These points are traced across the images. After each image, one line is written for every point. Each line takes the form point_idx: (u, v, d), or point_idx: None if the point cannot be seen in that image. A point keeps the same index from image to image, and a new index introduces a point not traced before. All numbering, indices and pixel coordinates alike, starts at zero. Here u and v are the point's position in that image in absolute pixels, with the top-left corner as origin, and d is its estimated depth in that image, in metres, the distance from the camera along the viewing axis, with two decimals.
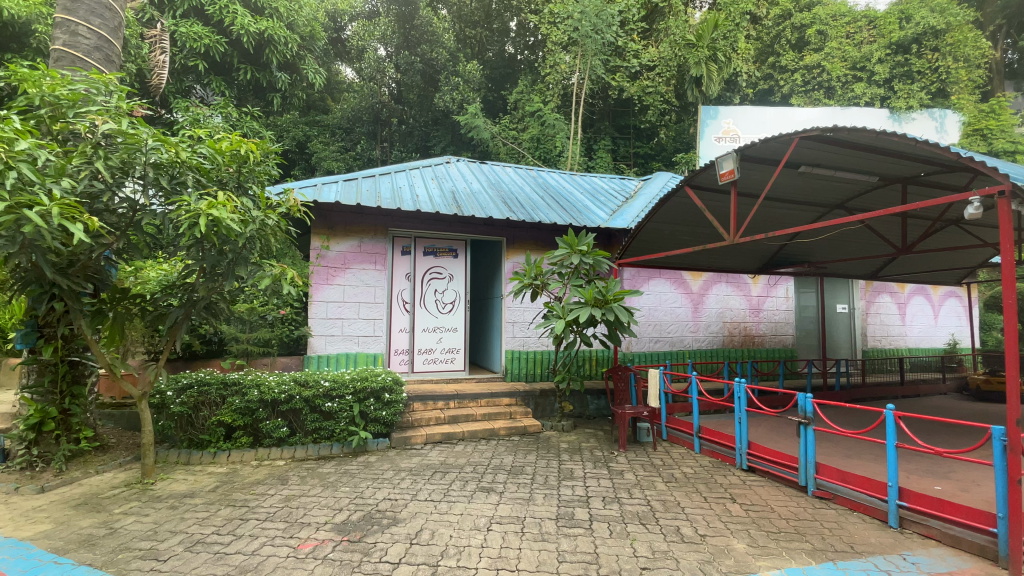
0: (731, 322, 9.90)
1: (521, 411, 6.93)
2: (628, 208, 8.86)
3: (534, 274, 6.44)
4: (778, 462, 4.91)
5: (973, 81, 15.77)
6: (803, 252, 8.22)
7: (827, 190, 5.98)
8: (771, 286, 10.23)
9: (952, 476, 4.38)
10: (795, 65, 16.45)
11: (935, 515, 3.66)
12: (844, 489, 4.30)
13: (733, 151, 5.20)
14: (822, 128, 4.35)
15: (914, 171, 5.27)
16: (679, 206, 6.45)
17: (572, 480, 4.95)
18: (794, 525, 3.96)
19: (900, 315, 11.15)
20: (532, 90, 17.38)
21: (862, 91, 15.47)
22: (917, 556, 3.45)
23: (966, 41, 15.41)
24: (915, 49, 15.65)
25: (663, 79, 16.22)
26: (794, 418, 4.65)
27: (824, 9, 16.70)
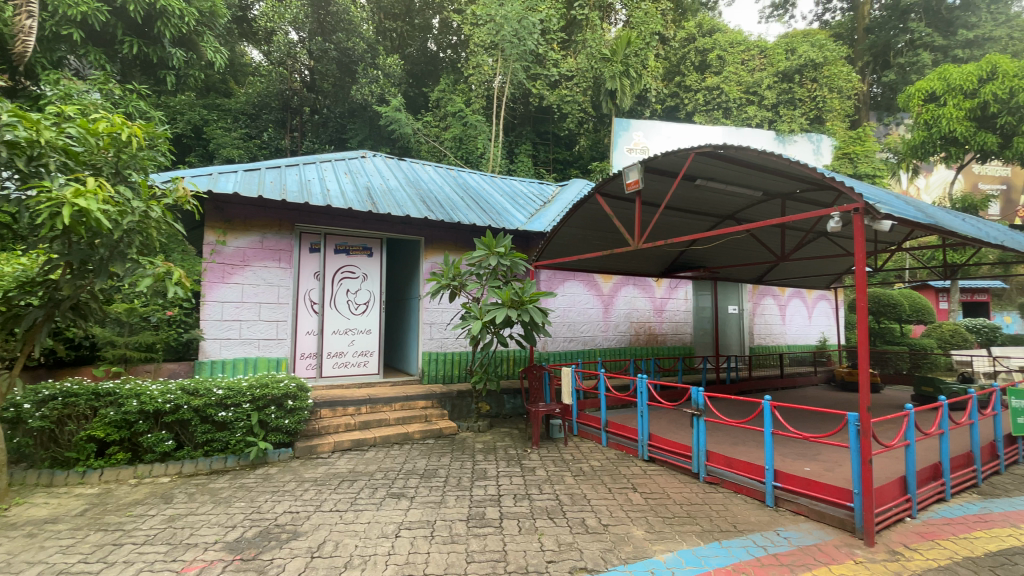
0: (638, 322, 10.52)
1: (437, 413, 6.85)
2: (545, 212, 9.09)
3: (452, 274, 6.39)
4: (675, 452, 5.29)
5: (844, 110, 17.93)
6: (700, 259, 8.95)
7: (720, 202, 6.55)
8: (674, 289, 11.02)
9: (819, 458, 4.99)
10: (698, 85, 17.82)
11: (804, 493, 4.12)
12: (729, 474, 4.73)
13: (638, 163, 5.53)
14: (715, 145, 4.74)
15: (791, 187, 5.92)
16: (590, 212, 6.75)
17: (485, 480, 4.97)
18: (686, 509, 4.29)
19: (781, 315, 12.50)
20: (454, 90, 17.32)
21: (754, 113, 17.22)
22: (789, 532, 3.87)
23: (839, 75, 17.56)
24: (798, 79, 17.66)
25: (581, 89, 16.92)
26: (688, 410, 5.05)
27: (724, 36, 18.28)
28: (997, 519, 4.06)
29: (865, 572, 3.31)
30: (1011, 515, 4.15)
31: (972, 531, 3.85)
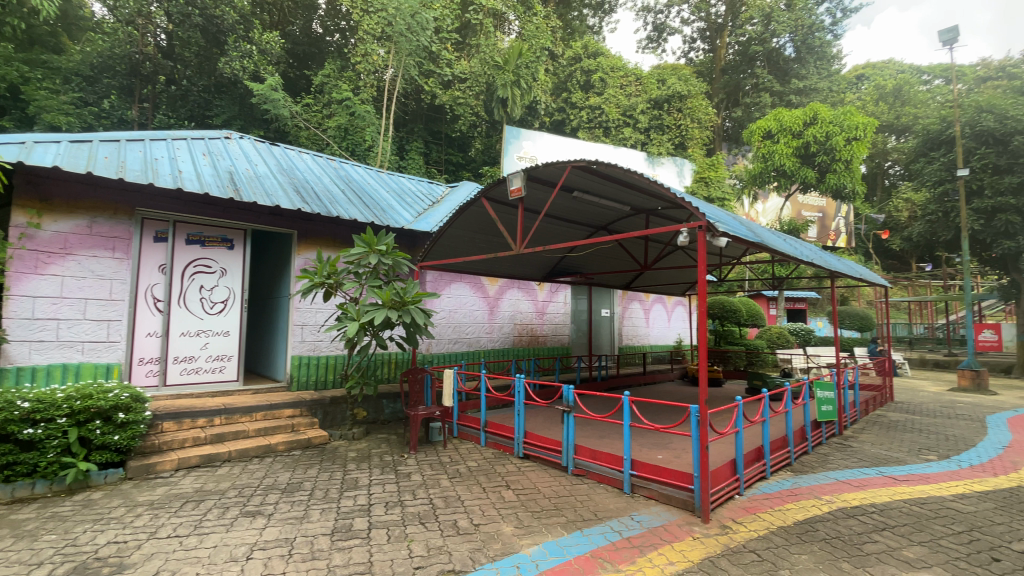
0: (521, 324, 10.87)
1: (305, 422, 6.41)
2: (432, 212, 8.98)
3: (328, 272, 6.04)
4: (547, 447, 5.54)
5: (703, 139, 20.40)
6: (578, 265, 9.55)
7: (594, 213, 7.06)
8: (554, 292, 11.59)
9: (670, 447, 5.57)
10: (582, 103, 19.03)
11: (655, 479, 4.58)
12: (594, 466, 5.09)
13: (521, 171, 5.72)
14: (589, 160, 5.09)
15: (654, 204, 6.59)
16: (475, 215, 6.84)
17: (355, 490, 4.75)
18: (554, 502, 4.51)
19: (647, 319, 13.82)
20: (340, 76, 16.41)
21: (629, 135, 18.89)
22: (641, 516, 4.26)
23: (699, 107, 19.91)
24: (667, 107, 19.67)
25: (473, 92, 17.03)
26: (560, 407, 5.32)
27: (606, 60, 19.71)
28: (803, 491, 4.88)
29: (701, 546, 3.76)
30: (813, 487, 5.01)
31: (785, 503, 4.57)
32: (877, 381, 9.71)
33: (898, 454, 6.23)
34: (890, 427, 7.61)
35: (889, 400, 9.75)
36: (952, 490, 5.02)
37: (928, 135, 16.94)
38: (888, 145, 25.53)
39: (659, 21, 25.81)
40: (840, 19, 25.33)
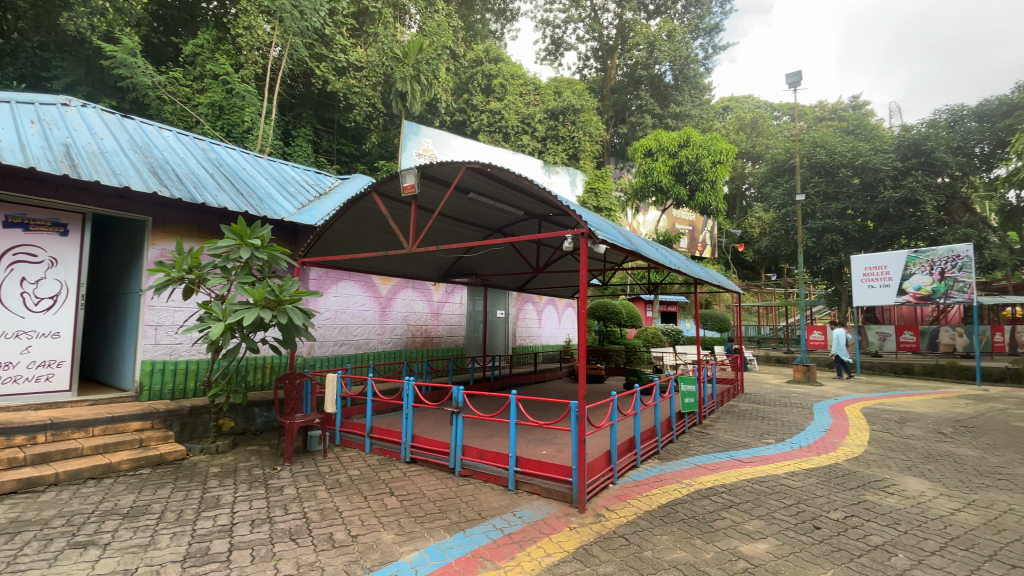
0: (414, 325, 10.64)
1: (158, 436, 5.63)
2: (318, 205, 8.42)
3: (189, 266, 5.38)
4: (434, 450, 5.47)
5: (593, 151, 21.71)
6: (472, 266, 9.61)
7: (489, 216, 7.16)
8: (449, 293, 11.54)
9: (554, 442, 5.82)
10: (483, 106, 19.17)
11: (537, 475, 4.75)
12: (481, 465, 5.13)
13: (414, 168, 5.58)
14: (483, 163, 5.14)
15: (545, 211, 6.85)
16: (365, 210, 6.58)
17: (217, 509, 4.28)
18: (438, 505, 4.47)
19: (539, 319, 14.35)
20: (216, 49, 14.78)
21: (527, 142, 19.47)
22: (523, 511, 4.39)
23: (591, 122, 21.14)
24: (562, 119, 20.54)
25: (369, 83, 16.26)
26: (449, 408, 5.28)
27: (507, 66, 20.14)
28: (667, 477, 5.39)
29: (576, 536, 3.96)
30: (675, 472, 5.55)
31: (651, 489, 5.01)
32: (732, 375, 11.09)
33: (745, 439, 7.16)
34: (740, 416, 8.71)
35: (740, 392, 11.16)
36: (784, 468, 5.88)
37: (775, 164, 19.83)
38: (745, 170, 29.36)
39: (557, 36, 26.94)
40: (711, 55, 28.56)
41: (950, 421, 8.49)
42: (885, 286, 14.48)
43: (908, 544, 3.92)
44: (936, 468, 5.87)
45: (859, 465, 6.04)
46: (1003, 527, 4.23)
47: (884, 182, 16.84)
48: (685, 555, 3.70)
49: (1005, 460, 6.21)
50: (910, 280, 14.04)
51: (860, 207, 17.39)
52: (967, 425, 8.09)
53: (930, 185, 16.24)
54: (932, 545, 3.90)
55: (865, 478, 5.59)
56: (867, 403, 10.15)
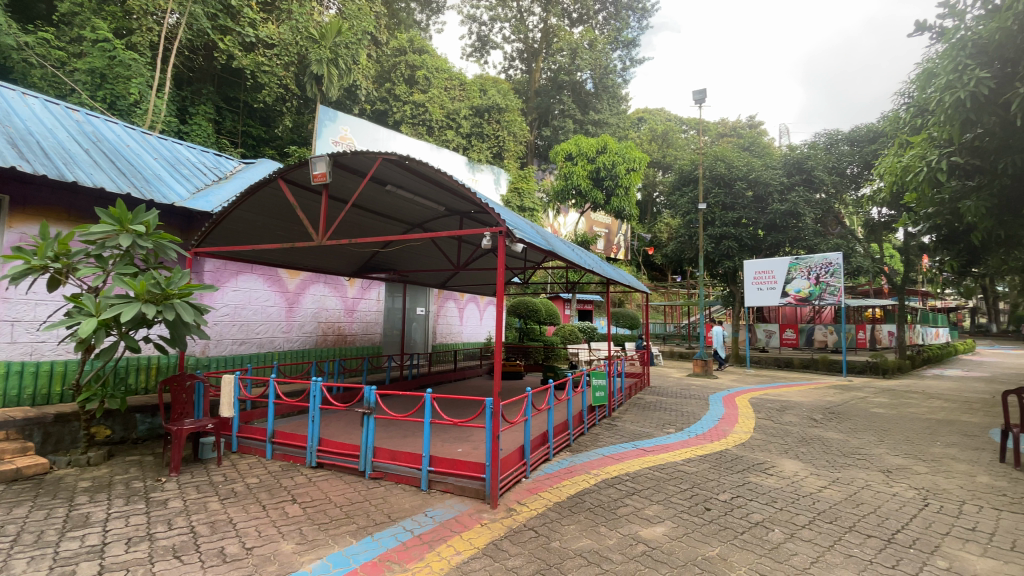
0: (325, 322, 10.17)
1: (12, 449, 4.85)
2: (216, 190, 7.71)
3: (54, 253, 4.68)
4: (342, 453, 5.24)
5: (517, 151, 21.92)
6: (390, 261, 9.34)
7: (408, 209, 6.98)
8: (365, 290, 11.16)
9: (468, 440, 5.82)
10: (406, 97, 18.54)
11: (450, 473, 4.71)
12: (392, 466, 4.99)
13: (326, 155, 5.29)
14: (401, 154, 4.99)
15: (466, 207, 6.78)
16: (271, 197, 6.14)
17: (85, 528, 3.77)
18: (345, 511, 4.28)
19: (460, 317, 14.28)
20: (98, 9, 13.05)
21: (451, 138, 19.14)
22: (435, 511, 4.33)
23: (515, 122, 21.31)
24: (487, 117, 20.50)
25: (281, 63, 15.16)
26: (359, 409, 5.07)
27: (431, 59, 19.81)
28: (577, 468, 5.60)
29: (486, 532, 3.99)
30: (584, 463, 5.79)
31: (561, 481, 5.18)
32: (639, 369, 11.79)
33: (649, 429, 7.64)
34: (646, 408, 9.28)
35: (647, 385, 11.89)
36: (680, 455, 6.36)
37: (682, 174, 21.33)
38: (656, 178, 31.30)
39: (483, 33, 26.93)
40: (629, 67, 30.10)
41: (820, 408, 9.67)
42: (771, 288, 16.18)
43: (783, 520, 4.40)
44: (807, 451, 6.66)
45: (746, 450, 6.68)
46: (859, 500, 4.89)
47: (773, 196, 18.75)
48: (590, 543, 3.87)
49: (861, 441, 7.18)
50: (792, 283, 15.75)
51: (753, 217, 19.21)
52: (834, 412, 9.26)
53: (809, 200, 18.35)
54: (802, 519, 4.41)
55: (750, 461, 6.20)
56: (754, 394, 11.25)
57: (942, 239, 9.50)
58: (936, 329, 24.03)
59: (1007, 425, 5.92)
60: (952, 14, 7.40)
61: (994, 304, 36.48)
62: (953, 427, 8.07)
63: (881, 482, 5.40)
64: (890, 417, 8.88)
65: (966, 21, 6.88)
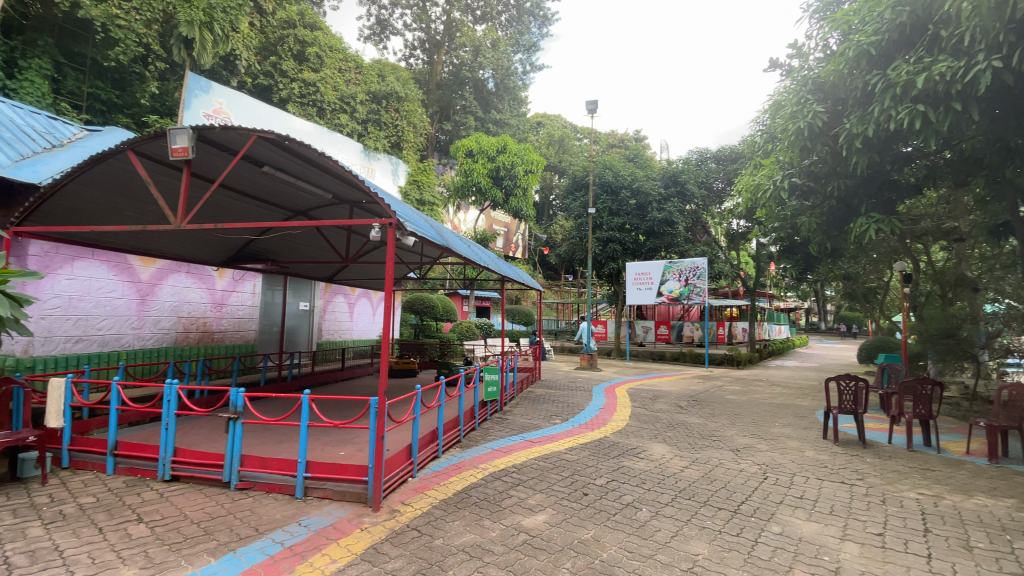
0: (187, 318, 9.19)
1: None
2: (46, 159, 6.43)
3: None
4: (203, 464, 4.69)
5: (416, 143, 21.06)
6: (269, 250, 8.58)
7: (290, 193, 6.45)
8: (237, 282, 10.26)
9: (352, 443, 5.56)
10: (294, 74, 17.16)
11: (330, 478, 4.45)
12: (264, 475, 4.59)
13: (189, 128, 4.68)
14: (279, 133, 4.58)
15: (356, 197, 6.41)
16: (118, 170, 5.31)
17: None
18: (204, 527, 3.84)
19: (350, 312, 13.64)
20: None
21: (346, 122, 17.93)
22: (311, 519, 4.06)
23: (415, 112, 20.43)
24: (385, 104, 19.60)
25: (141, 18, 13.09)
26: (224, 414, 4.58)
27: (324, 37, 18.54)
28: (465, 463, 5.62)
29: (366, 536, 3.83)
30: (473, 458, 5.82)
31: (448, 477, 5.16)
32: (532, 364, 12.17)
33: (537, 421, 7.94)
34: (535, 401, 9.62)
35: (538, 379, 12.33)
36: (565, 444, 6.69)
37: (575, 179, 22.43)
38: (552, 182, 32.60)
39: (383, 17, 25.84)
40: (529, 71, 30.88)
41: (686, 396, 10.79)
42: (648, 289, 17.75)
43: (650, 499, 4.83)
44: (673, 435, 7.40)
45: (622, 436, 7.23)
46: (713, 477, 5.53)
47: (653, 205, 20.45)
48: (474, 537, 3.90)
49: (717, 424, 8.15)
50: (666, 284, 17.38)
51: (635, 223, 20.78)
52: (697, 399, 10.39)
53: (682, 210, 20.39)
54: (666, 498, 4.87)
55: (625, 447, 6.71)
56: (632, 385, 12.22)
57: (784, 250, 11.10)
58: (779, 326, 28.10)
59: (827, 407, 7.08)
60: (798, 55, 8.62)
61: (821, 304, 43.72)
62: (788, 410, 9.49)
63: (731, 460, 6.16)
64: (740, 402, 10.19)
65: (808, 63, 8.04)
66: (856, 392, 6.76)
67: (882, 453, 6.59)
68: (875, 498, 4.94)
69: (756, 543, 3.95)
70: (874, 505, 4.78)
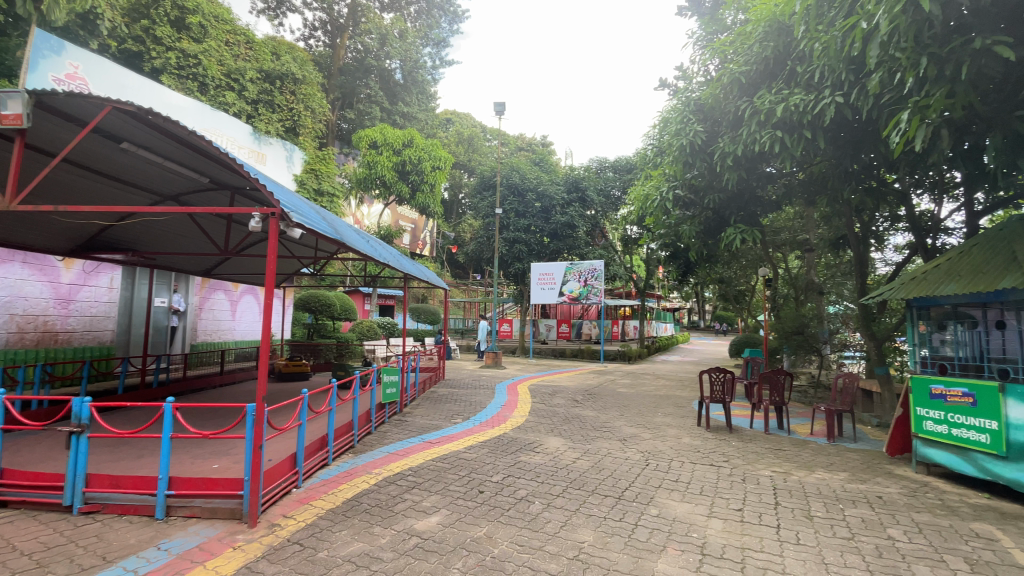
0: (22, 316, 8.06)
1: None
2: None
3: None
4: (38, 487, 4.01)
5: (315, 130, 19.49)
6: (130, 239, 7.53)
7: (157, 174, 5.72)
8: (89, 275, 9.20)
9: (229, 454, 5.06)
10: (171, 43, 15.20)
11: (199, 494, 4.02)
12: (116, 496, 4.00)
13: (23, 91, 3.96)
14: (141, 106, 4.02)
15: (237, 182, 5.83)
16: None
17: None
18: (35, 560, 3.27)
19: (231, 311, 12.71)
20: None
21: (232, 101, 16.22)
22: (173, 541, 3.62)
23: (314, 97, 18.94)
24: (279, 85, 17.85)
25: None
26: (65, 428, 3.93)
27: (208, 4, 16.64)
28: (357, 470, 5.36)
29: (240, 555, 3.50)
30: (366, 464, 5.58)
31: (337, 485, 4.89)
32: (435, 364, 11.98)
33: (437, 421, 7.84)
34: (436, 401, 9.50)
35: (441, 379, 12.18)
36: (463, 444, 6.66)
37: (483, 179, 22.56)
38: (461, 180, 32.51)
39: None
40: (437, 66, 30.47)
41: (582, 390, 11.35)
42: (551, 289, 18.39)
43: (543, 492, 4.98)
44: (568, 428, 7.73)
45: (520, 432, 7.39)
46: (601, 467, 5.86)
47: (556, 209, 21.19)
48: (361, 546, 3.73)
49: (608, 416, 8.66)
50: (567, 285, 18.12)
51: (539, 225, 21.39)
52: (592, 393, 10.96)
53: (583, 215, 21.39)
54: (558, 489, 5.06)
55: (522, 442, 6.86)
56: (533, 381, 12.58)
57: (670, 255, 12.12)
58: (665, 325, 30.70)
59: (702, 397, 7.81)
60: (683, 78, 9.43)
61: (701, 304, 48.45)
62: (670, 400, 10.36)
63: (619, 450, 6.58)
64: (629, 395, 10.94)
65: (692, 86, 8.84)
66: (724, 382, 7.56)
67: (744, 436, 7.45)
68: (737, 477, 5.57)
69: (636, 526, 4.24)
70: (737, 483, 5.37)
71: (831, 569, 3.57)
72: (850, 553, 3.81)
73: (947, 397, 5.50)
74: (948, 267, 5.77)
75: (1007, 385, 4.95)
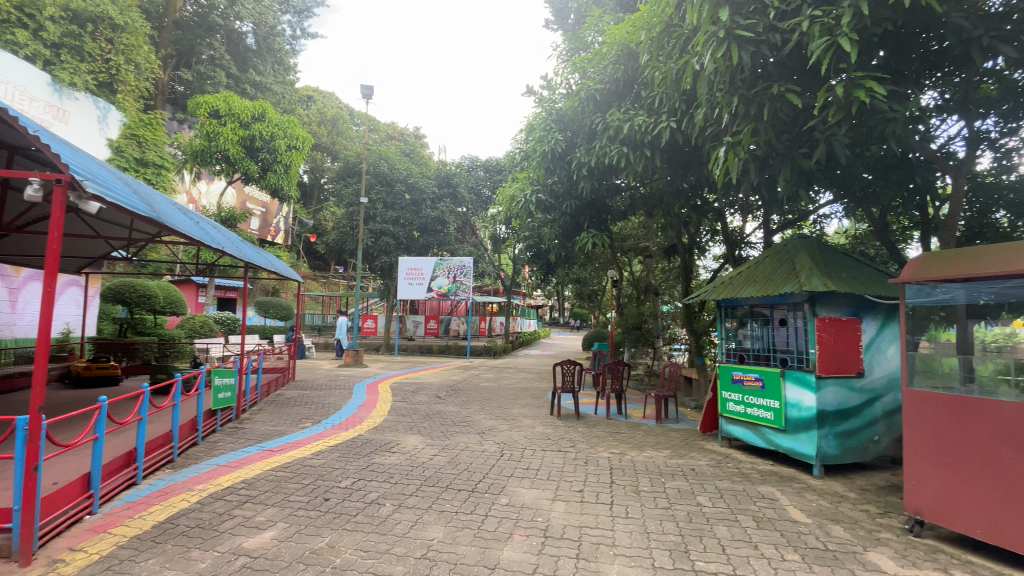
0: None
1: None
2: None
3: None
4: None
5: (139, 89, 16.42)
6: None
7: None
8: None
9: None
10: None
11: None
12: None
13: None
14: None
15: (16, 141, 4.63)
16: None
17: None
18: None
19: (10, 302, 10.29)
20: None
21: (23, 41, 12.94)
22: None
23: (139, 49, 15.65)
24: (90, 30, 14.48)
25: None
26: None
27: None
28: (175, 487, 4.64)
29: None
30: (189, 479, 4.87)
31: (147, 508, 4.17)
32: (285, 364, 10.96)
33: (282, 427, 7.15)
34: (283, 404, 8.68)
35: (291, 379, 11.18)
36: (311, 449, 6.18)
37: (347, 165, 21.22)
38: (322, 164, 30.24)
39: None
40: (298, 36, 27.83)
41: (445, 386, 11.35)
42: (419, 284, 17.97)
43: (395, 493, 4.83)
44: (427, 425, 7.64)
45: (376, 433, 7.10)
46: (457, 461, 5.91)
47: (426, 202, 20.83)
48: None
49: (469, 411, 8.76)
50: (435, 280, 17.94)
51: (408, 218, 20.84)
52: (455, 388, 11.01)
53: (453, 211, 21.39)
54: (410, 489, 4.96)
55: (378, 443, 6.60)
56: (394, 379, 12.20)
57: (533, 256, 12.71)
58: (528, 321, 32.17)
59: (554, 389, 8.31)
60: (548, 87, 9.93)
61: (561, 302, 51.74)
62: (527, 392, 10.86)
63: (476, 443, 6.70)
64: (491, 389, 11.21)
65: (555, 96, 9.36)
66: (573, 373, 8.15)
67: (589, 422, 8.13)
68: (580, 460, 6.05)
69: (486, 517, 4.34)
70: (580, 467, 5.82)
71: (652, 537, 4.04)
72: (668, 520, 4.37)
73: (744, 381, 6.62)
74: (748, 274, 6.97)
75: (787, 371, 6.07)
